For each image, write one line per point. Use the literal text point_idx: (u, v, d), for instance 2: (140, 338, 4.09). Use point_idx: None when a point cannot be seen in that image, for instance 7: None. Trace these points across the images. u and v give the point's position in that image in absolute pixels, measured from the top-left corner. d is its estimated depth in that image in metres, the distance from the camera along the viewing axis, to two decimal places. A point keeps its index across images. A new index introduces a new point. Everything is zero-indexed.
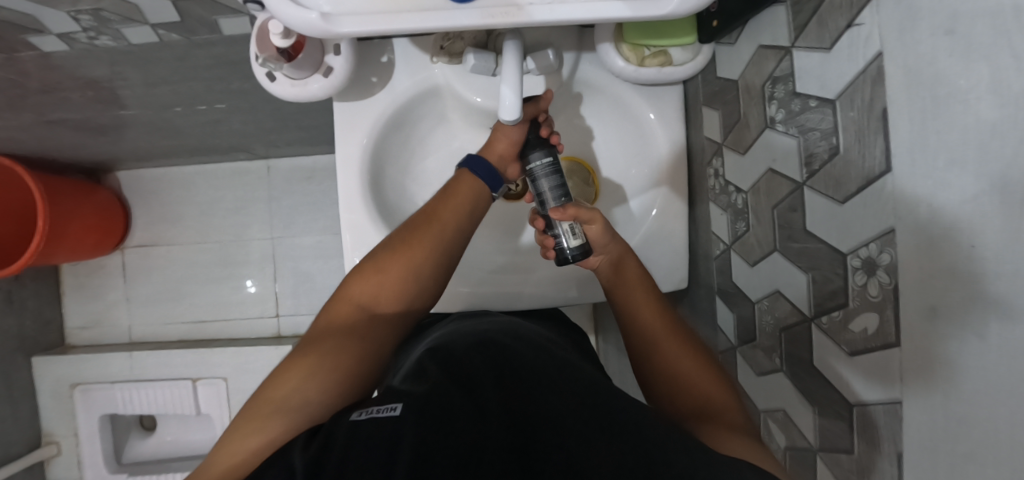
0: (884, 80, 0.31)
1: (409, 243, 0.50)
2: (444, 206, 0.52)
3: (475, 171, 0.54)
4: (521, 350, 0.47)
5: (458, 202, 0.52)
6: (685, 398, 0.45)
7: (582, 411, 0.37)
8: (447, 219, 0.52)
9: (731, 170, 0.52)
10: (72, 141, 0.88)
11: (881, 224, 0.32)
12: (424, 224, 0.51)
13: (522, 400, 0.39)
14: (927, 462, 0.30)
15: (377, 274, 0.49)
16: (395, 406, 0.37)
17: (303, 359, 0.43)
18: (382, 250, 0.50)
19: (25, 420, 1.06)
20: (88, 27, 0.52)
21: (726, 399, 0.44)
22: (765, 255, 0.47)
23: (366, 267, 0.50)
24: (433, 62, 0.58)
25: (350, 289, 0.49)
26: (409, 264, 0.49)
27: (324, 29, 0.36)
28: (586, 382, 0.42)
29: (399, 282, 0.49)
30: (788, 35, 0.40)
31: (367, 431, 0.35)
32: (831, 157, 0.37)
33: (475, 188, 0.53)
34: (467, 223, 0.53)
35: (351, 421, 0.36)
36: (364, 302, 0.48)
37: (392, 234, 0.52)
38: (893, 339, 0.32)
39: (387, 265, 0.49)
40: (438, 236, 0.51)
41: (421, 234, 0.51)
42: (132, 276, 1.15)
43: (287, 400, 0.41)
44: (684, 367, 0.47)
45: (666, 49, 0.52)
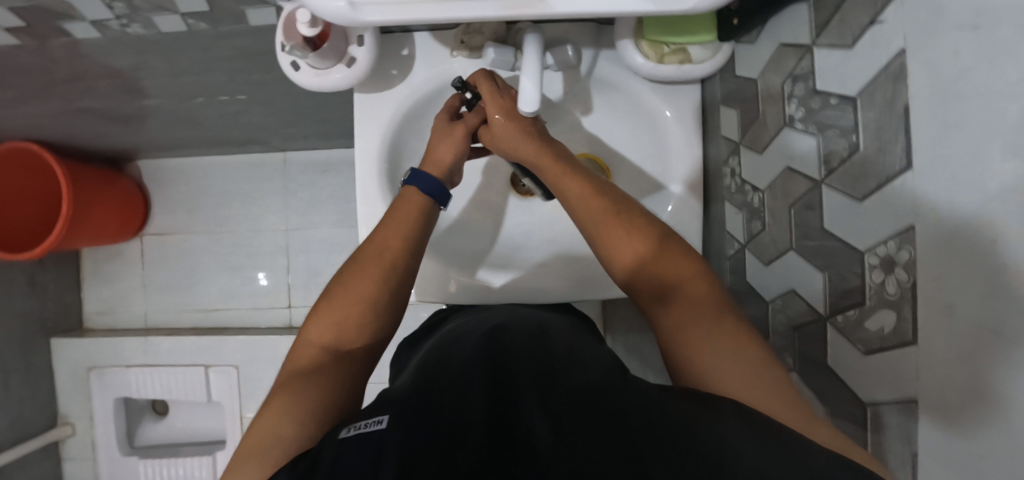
0: (906, 76, 0.31)
1: (360, 273, 0.47)
2: (389, 227, 0.50)
3: (418, 187, 0.52)
4: (515, 352, 0.46)
5: (404, 220, 0.50)
6: (642, 279, 0.43)
7: (575, 411, 0.36)
8: (392, 240, 0.49)
9: (747, 169, 0.52)
10: (98, 128, 0.90)
11: (900, 222, 0.32)
12: (373, 250, 0.49)
13: (513, 407, 0.38)
14: (941, 462, 0.30)
15: (331, 312, 0.46)
16: (382, 419, 0.36)
17: (271, 405, 0.42)
18: (333, 286, 0.48)
19: (43, 400, 1.08)
20: (120, 15, 0.53)
21: (683, 271, 0.42)
22: (780, 254, 0.47)
23: (319, 307, 0.48)
24: (452, 56, 0.59)
25: (309, 333, 0.47)
26: (363, 295, 0.47)
27: (350, 17, 0.37)
28: (563, 378, 0.41)
29: (351, 316, 0.46)
30: (809, 33, 0.40)
31: (358, 442, 0.34)
32: (850, 155, 0.37)
33: (423, 204, 0.52)
34: (420, 236, 0.51)
35: (339, 438, 0.35)
36: (326, 342, 0.46)
37: (344, 266, 0.49)
38: (909, 337, 0.32)
39: (337, 304, 0.47)
40: (387, 255, 0.48)
41: (372, 260, 0.48)
42: (149, 263, 1.17)
43: (267, 445, 0.39)
44: (633, 253, 0.44)
45: (685, 46, 0.52)
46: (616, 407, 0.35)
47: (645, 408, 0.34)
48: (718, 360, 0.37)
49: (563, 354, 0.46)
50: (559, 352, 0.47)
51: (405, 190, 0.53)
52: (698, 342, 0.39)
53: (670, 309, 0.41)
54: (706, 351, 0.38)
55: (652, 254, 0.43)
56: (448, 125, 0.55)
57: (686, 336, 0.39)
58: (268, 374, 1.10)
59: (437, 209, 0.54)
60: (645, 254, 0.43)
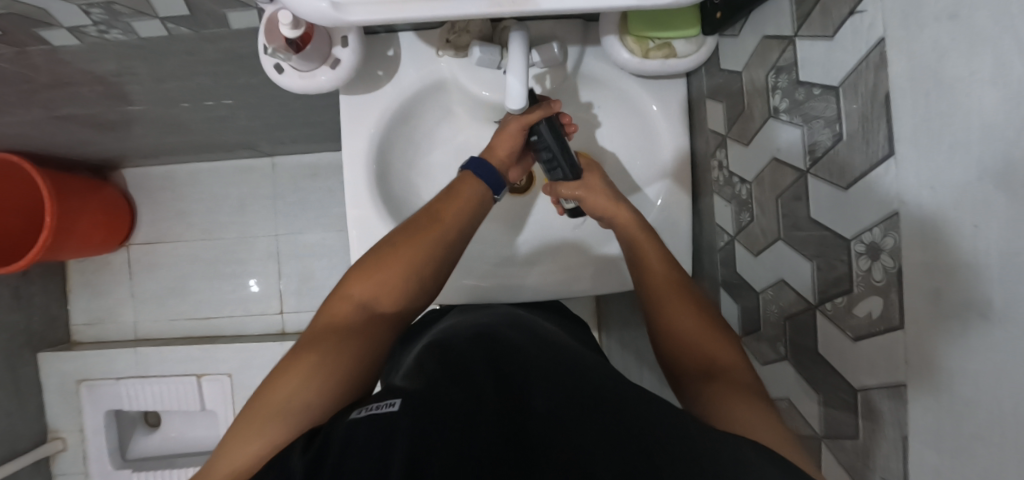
0: (887, 65, 0.31)
1: (411, 239, 0.48)
2: (445, 207, 0.50)
3: (476, 173, 0.53)
4: (524, 349, 0.47)
5: (458, 204, 0.51)
6: (689, 357, 0.46)
7: (581, 407, 0.37)
8: (447, 216, 0.50)
9: (735, 161, 0.52)
10: (80, 137, 0.89)
11: (885, 208, 0.33)
12: (427, 222, 0.49)
13: (518, 401, 0.39)
14: (932, 443, 0.31)
15: (377, 273, 0.47)
16: (393, 402, 0.37)
17: (300, 362, 0.41)
18: (384, 246, 0.48)
19: (32, 415, 1.07)
20: (99, 21, 0.52)
21: (731, 359, 0.44)
22: (769, 245, 0.47)
23: (367, 263, 0.48)
24: (439, 56, 0.59)
25: (350, 288, 0.47)
26: (409, 261, 0.47)
27: (334, 18, 0.37)
28: (584, 378, 0.41)
29: (396, 279, 0.47)
30: (792, 25, 0.41)
31: (366, 427, 0.34)
32: (835, 144, 0.37)
33: (475, 190, 0.52)
34: (472, 222, 0.51)
35: (350, 419, 0.36)
36: (364, 302, 0.46)
37: (391, 232, 0.50)
38: (897, 322, 0.33)
39: (385, 263, 0.47)
40: (440, 232, 0.49)
41: (425, 233, 0.49)
42: (137, 273, 1.16)
43: (288, 405, 0.39)
44: (688, 329, 0.47)
45: (670, 41, 0.52)
46: (629, 413, 0.36)
47: (664, 420, 0.35)
48: (748, 417, 0.38)
49: (565, 351, 0.48)
50: (568, 352, 0.48)
51: (464, 174, 0.54)
52: (733, 406, 0.39)
53: (711, 385, 0.42)
54: (741, 410, 0.38)
55: (709, 335, 0.46)
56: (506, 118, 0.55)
57: (720, 401, 0.40)
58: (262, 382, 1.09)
59: (489, 199, 0.54)
60: (703, 337, 0.46)
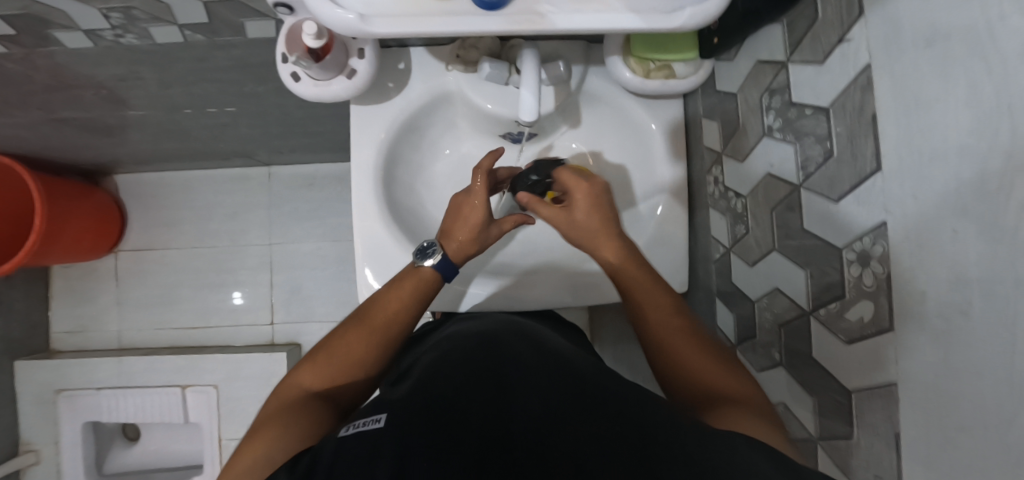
0: (873, 87, 0.35)
1: (359, 332, 0.53)
2: (392, 295, 0.55)
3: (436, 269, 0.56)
4: (518, 347, 0.49)
5: (403, 291, 0.55)
6: (690, 388, 0.46)
7: (569, 397, 0.40)
8: (396, 301, 0.55)
9: (730, 176, 0.55)
10: (77, 140, 0.89)
11: (874, 218, 0.35)
12: (374, 313, 0.55)
13: (511, 393, 0.41)
14: (921, 436, 0.33)
15: (331, 361, 0.51)
16: (379, 418, 0.39)
17: (254, 438, 0.43)
18: (335, 339, 0.54)
19: (5, 426, 1.02)
20: (116, 25, 0.53)
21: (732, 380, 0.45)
22: (764, 255, 0.50)
23: (317, 354, 0.53)
24: (448, 70, 0.60)
25: (303, 372, 0.51)
26: (359, 351, 0.52)
27: (359, 29, 0.37)
28: (559, 371, 0.44)
29: (345, 366, 0.52)
30: (784, 50, 0.44)
31: (353, 442, 0.37)
32: (826, 160, 0.40)
33: (428, 281, 0.56)
34: (420, 306, 0.56)
35: (338, 436, 0.38)
36: (317, 384, 0.50)
37: (345, 322, 0.55)
38: (887, 325, 0.35)
39: (335, 355, 0.52)
40: (385, 323, 0.54)
41: (373, 323, 0.54)
42: (124, 280, 1.13)
43: (247, 471, 0.41)
44: (692, 359, 0.48)
45: (670, 63, 0.54)
46: (611, 401, 0.39)
47: (642, 414, 0.37)
48: (741, 421, 0.40)
49: (561, 355, 0.49)
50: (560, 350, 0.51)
51: (421, 268, 0.56)
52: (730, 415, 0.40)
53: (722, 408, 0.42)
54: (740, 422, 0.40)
55: (704, 358, 0.47)
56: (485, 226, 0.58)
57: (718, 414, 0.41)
58: (250, 393, 1.07)
59: (437, 285, 0.57)
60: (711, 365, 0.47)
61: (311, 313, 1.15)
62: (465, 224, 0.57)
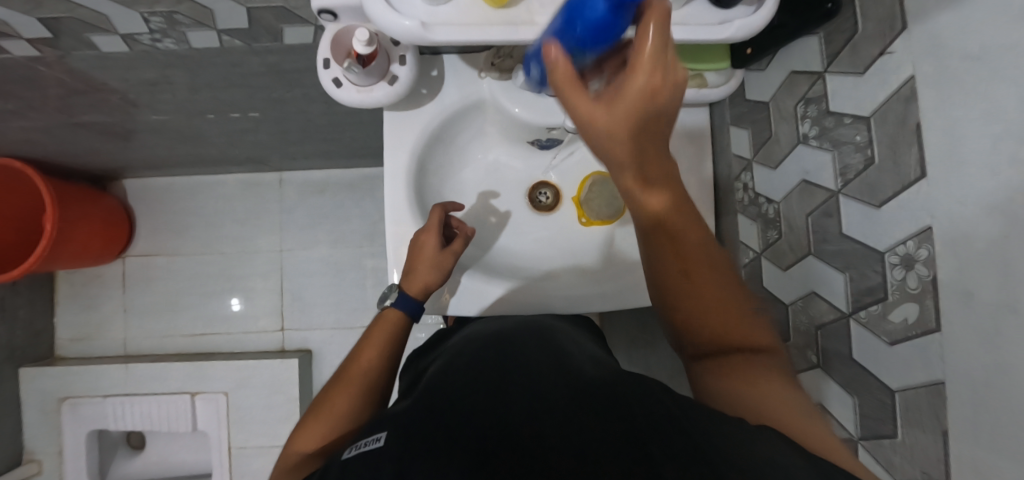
0: (918, 98, 0.36)
1: (343, 388, 0.50)
2: (369, 342, 0.54)
3: (399, 308, 0.57)
4: (528, 351, 0.47)
5: (380, 335, 0.55)
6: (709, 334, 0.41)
7: (577, 399, 0.37)
8: (369, 351, 0.53)
9: (760, 183, 0.56)
10: (92, 144, 0.88)
11: (919, 223, 0.37)
12: (353, 363, 0.52)
13: (515, 399, 0.38)
14: (971, 432, 0.34)
15: (320, 421, 0.47)
16: (380, 437, 0.37)
17: None
18: (320, 401, 0.50)
19: (7, 436, 0.99)
20: (156, 29, 0.54)
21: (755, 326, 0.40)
22: (798, 259, 0.51)
23: (307, 419, 0.49)
24: (481, 77, 0.61)
25: (295, 444, 0.47)
26: (343, 406, 0.49)
27: (420, 35, 0.38)
28: (567, 375, 0.41)
29: (336, 424, 0.47)
30: (821, 61, 0.45)
31: (357, 460, 0.35)
32: (866, 167, 0.41)
33: (395, 323, 0.56)
34: (395, 348, 0.55)
35: (341, 460, 0.36)
36: (309, 450, 0.46)
37: (325, 386, 0.52)
38: (933, 326, 0.36)
39: (323, 416, 0.48)
40: (366, 368, 0.52)
41: (351, 376, 0.51)
42: (131, 286, 1.12)
43: None
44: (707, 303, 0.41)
45: (703, 72, 0.55)
46: (619, 395, 0.37)
47: (649, 404, 0.35)
48: (783, 399, 0.36)
49: (565, 351, 0.47)
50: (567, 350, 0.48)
51: (385, 312, 0.57)
52: (762, 385, 0.37)
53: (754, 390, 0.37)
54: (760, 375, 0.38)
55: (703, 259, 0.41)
56: (440, 254, 0.58)
57: (746, 385, 0.38)
58: (260, 401, 1.05)
59: (409, 324, 0.57)
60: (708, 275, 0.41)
61: (321, 321, 1.14)
62: (421, 259, 0.58)
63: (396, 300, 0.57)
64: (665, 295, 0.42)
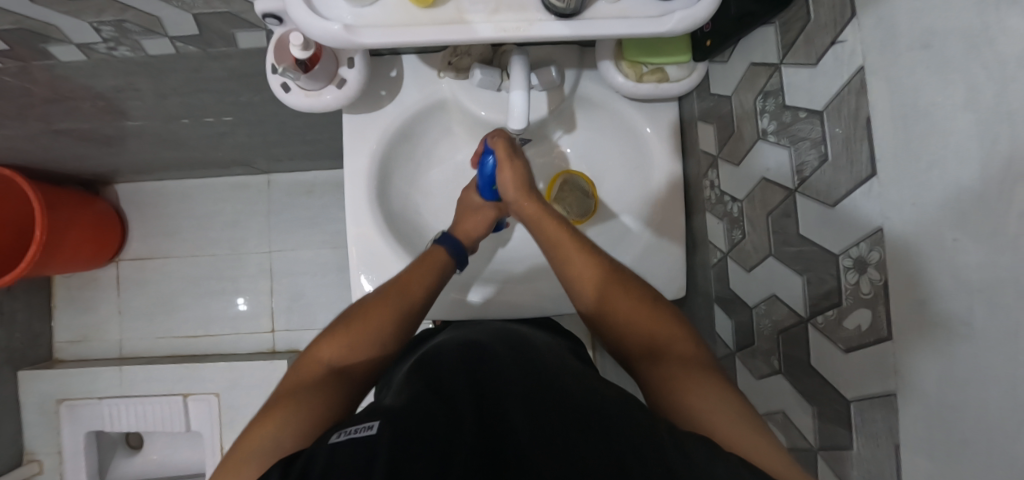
0: (866, 91, 0.34)
1: (381, 304, 0.50)
2: (415, 270, 0.54)
3: (444, 246, 0.57)
4: (507, 357, 0.47)
5: (427, 267, 0.54)
6: (633, 343, 0.47)
7: (568, 411, 0.37)
8: (412, 282, 0.53)
9: (727, 180, 0.54)
10: (76, 151, 0.89)
11: (870, 224, 0.35)
12: (397, 285, 0.52)
13: (498, 412, 0.38)
14: (925, 448, 0.32)
15: (348, 336, 0.48)
16: (372, 424, 0.35)
17: (269, 417, 0.41)
18: (354, 311, 0.50)
19: (8, 436, 1.03)
20: (109, 38, 0.53)
21: (676, 333, 0.46)
22: (761, 260, 0.49)
23: (337, 327, 0.49)
24: (441, 77, 0.60)
25: (320, 349, 0.48)
26: (374, 327, 0.49)
27: (346, 39, 0.37)
28: (554, 386, 0.41)
29: (364, 341, 0.48)
30: (778, 52, 0.43)
31: (346, 449, 0.33)
32: (821, 165, 0.39)
33: (442, 262, 0.56)
34: (434, 289, 0.54)
35: (329, 444, 0.34)
36: (332, 363, 0.47)
37: (361, 299, 0.52)
38: (885, 334, 0.34)
39: (355, 327, 0.49)
40: (407, 294, 0.52)
41: (388, 299, 0.51)
42: (125, 288, 1.14)
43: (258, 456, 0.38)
44: (628, 314, 0.47)
45: (662, 66, 0.54)
46: (608, 408, 0.37)
47: (633, 422, 0.35)
48: (704, 400, 0.39)
49: (541, 364, 0.46)
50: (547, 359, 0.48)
51: (432, 245, 0.57)
52: (685, 387, 0.40)
53: (683, 386, 0.41)
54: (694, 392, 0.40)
55: (622, 283, 0.48)
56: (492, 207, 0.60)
57: (676, 386, 0.41)
58: (250, 402, 1.07)
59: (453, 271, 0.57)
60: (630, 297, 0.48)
61: (310, 322, 1.14)
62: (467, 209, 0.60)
63: (439, 238, 0.57)
64: (601, 315, 0.48)
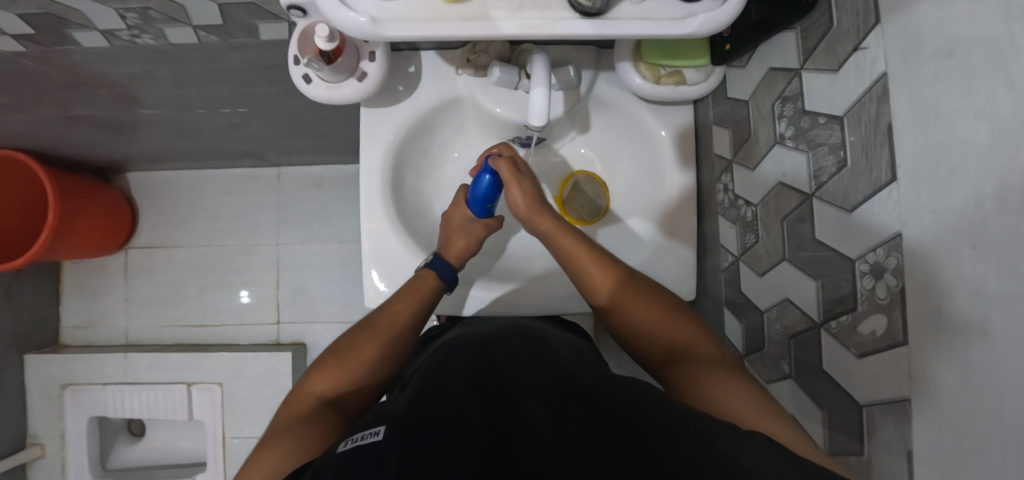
0: (888, 97, 0.34)
1: (367, 338, 0.52)
2: (400, 300, 0.55)
3: (435, 270, 0.57)
4: (517, 349, 0.48)
5: (413, 297, 0.55)
6: (652, 342, 0.48)
7: (578, 400, 0.37)
8: (399, 310, 0.54)
9: (741, 185, 0.54)
10: (91, 138, 0.90)
11: (888, 230, 0.35)
12: (383, 317, 0.54)
13: (508, 403, 0.38)
14: (935, 456, 0.32)
15: (338, 367, 0.50)
16: (378, 430, 0.37)
17: (263, 453, 0.43)
18: (343, 345, 0.52)
19: (12, 419, 1.03)
20: (132, 25, 0.54)
21: (695, 336, 0.47)
22: (774, 265, 0.49)
23: (325, 361, 0.52)
24: (458, 74, 0.60)
25: (311, 383, 0.50)
26: (363, 357, 0.51)
27: (372, 32, 0.38)
28: (563, 377, 0.42)
29: (353, 374, 0.50)
30: (798, 58, 0.43)
31: (353, 456, 0.34)
32: (839, 170, 0.39)
33: (432, 287, 0.56)
34: (422, 314, 0.56)
35: (337, 452, 0.36)
36: (323, 396, 0.49)
37: (350, 330, 0.54)
38: (900, 339, 0.34)
39: (343, 361, 0.51)
40: (393, 326, 0.53)
41: (377, 329, 0.53)
42: (133, 276, 1.14)
43: None
44: (647, 318, 0.48)
45: (681, 69, 0.55)
46: (615, 398, 0.37)
47: (650, 414, 0.35)
48: (728, 395, 0.39)
49: (556, 357, 0.47)
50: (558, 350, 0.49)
51: (423, 271, 0.58)
52: (709, 384, 0.41)
53: (710, 381, 0.42)
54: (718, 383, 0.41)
55: (637, 287, 0.50)
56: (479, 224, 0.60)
57: (701, 383, 0.42)
58: (253, 393, 1.07)
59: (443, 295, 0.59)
60: (648, 301, 0.49)
61: (315, 315, 1.15)
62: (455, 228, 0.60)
63: (431, 262, 0.58)
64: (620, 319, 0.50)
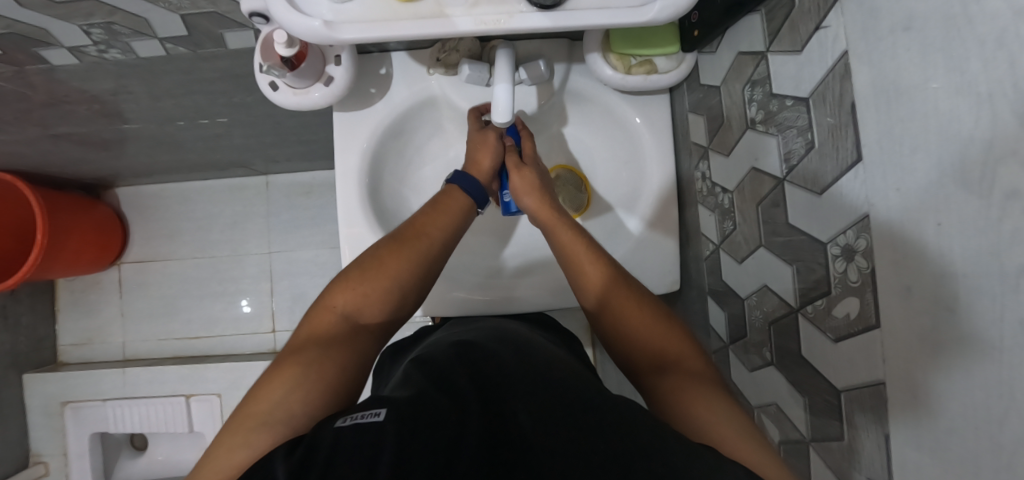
0: (851, 76, 0.33)
1: (397, 252, 0.49)
2: (430, 216, 0.52)
3: (461, 186, 0.56)
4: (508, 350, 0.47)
5: (443, 214, 0.53)
6: (643, 350, 0.46)
7: (574, 405, 0.37)
8: (430, 228, 0.52)
9: (717, 172, 0.53)
10: (75, 155, 0.90)
11: (857, 211, 0.34)
12: (412, 235, 0.51)
13: (503, 401, 0.38)
14: (912, 439, 0.31)
15: (364, 283, 0.47)
16: (379, 411, 0.34)
17: (281, 372, 0.41)
18: (368, 260, 0.49)
19: (15, 438, 1.04)
20: (98, 41, 0.54)
21: (685, 349, 0.45)
22: (752, 251, 0.48)
23: (350, 274, 0.48)
24: (430, 74, 0.60)
25: (334, 298, 0.47)
26: (393, 272, 0.48)
27: (326, 35, 0.37)
28: (556, 382, 0.41)
29: (381, 290, 0.48)
30: (764, 40, 0.43)
31: (350, 438, 0.32)
32: (808, 152, 0.38)
33: (461, 202, 0.55)
34: (454, 232, 0.53)
35: (335, 428, 0.34)
36: (348, 312, 0.46)
37: (377, 244, 0.51)
38: (873, 322, 0.33)
39: (369, 275, 0.48)
40: (424, 243, 0.50)
41: (407, 243, 0.50)
42: (128, 291, 1.15)
43: (269, 414, 0.38)
44: (646, 328, 0.47)
45: (652, 58, 0.54)
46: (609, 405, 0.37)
47: (640, 424, 0.34)
48: (714, 416, 0.38)
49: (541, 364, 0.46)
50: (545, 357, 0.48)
51: (448, 187, 0.56)
52: (692, 402, 0.40)
53: (694, 398, 0.40)
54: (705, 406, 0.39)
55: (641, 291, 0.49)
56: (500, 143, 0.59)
57: (682, 400, 0.40)
58: None
59: (473, 210, 0.57)
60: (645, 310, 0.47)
61: None
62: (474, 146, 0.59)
63: (455, 177, 0.57)
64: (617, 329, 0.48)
